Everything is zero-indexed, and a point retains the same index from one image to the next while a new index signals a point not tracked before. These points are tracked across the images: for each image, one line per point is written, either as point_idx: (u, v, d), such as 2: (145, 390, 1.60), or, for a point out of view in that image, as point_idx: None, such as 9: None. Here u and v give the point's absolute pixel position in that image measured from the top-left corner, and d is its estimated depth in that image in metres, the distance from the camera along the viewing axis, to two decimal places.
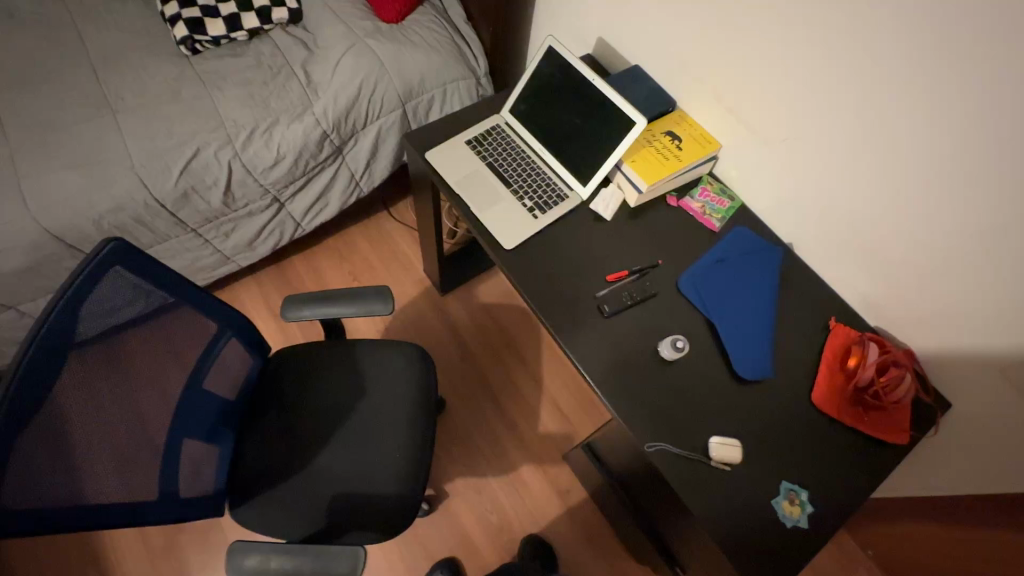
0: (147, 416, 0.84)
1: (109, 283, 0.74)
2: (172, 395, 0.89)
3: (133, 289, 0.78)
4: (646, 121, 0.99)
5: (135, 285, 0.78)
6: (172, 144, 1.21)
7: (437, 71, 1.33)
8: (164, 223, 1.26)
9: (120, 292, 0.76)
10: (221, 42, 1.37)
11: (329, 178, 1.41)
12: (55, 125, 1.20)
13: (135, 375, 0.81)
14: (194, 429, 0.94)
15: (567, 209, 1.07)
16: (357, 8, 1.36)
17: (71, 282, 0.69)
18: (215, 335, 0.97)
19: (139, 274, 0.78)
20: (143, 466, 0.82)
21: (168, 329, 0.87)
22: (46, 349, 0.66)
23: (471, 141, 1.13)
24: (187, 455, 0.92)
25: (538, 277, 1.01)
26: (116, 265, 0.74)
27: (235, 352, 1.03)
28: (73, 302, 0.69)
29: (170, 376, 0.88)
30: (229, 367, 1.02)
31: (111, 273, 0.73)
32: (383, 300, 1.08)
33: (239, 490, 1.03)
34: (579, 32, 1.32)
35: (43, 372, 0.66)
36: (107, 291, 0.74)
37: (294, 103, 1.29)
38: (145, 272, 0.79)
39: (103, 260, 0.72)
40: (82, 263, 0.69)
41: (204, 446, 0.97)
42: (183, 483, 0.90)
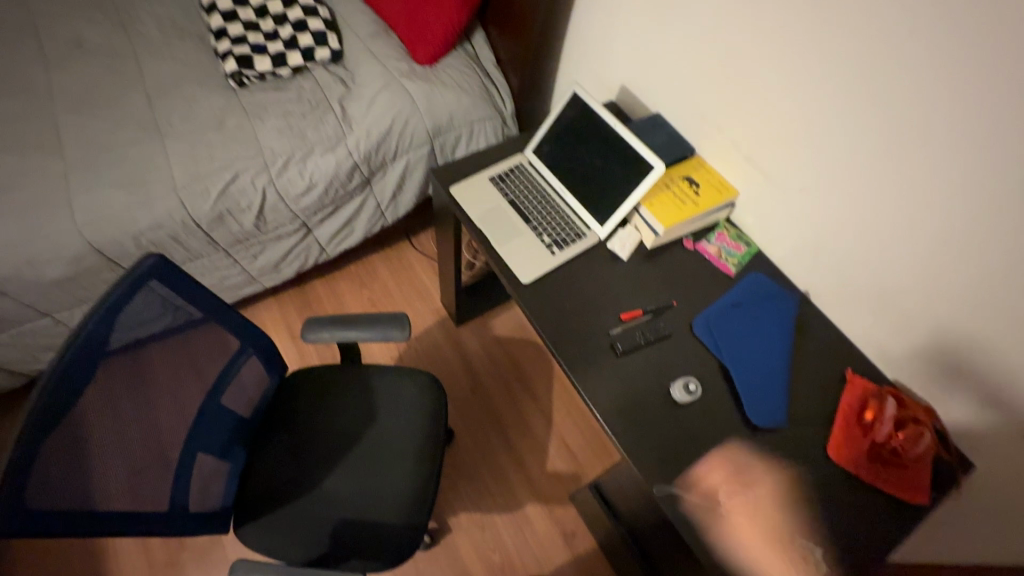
0: (163, 426, 0.86)
1: (144, 296, 0.78)
2: (190, 407, 0.91)
3: (165, 303, 0.82)
4: (665, 166, 1.02)
5: (167, 300, 0.82)
6: (213, 168, 1.28)
7: (466, 111, 1.40)
8: (197, 242, 1.32)
9: (153, 305, 0.80)
10: (266, 77, 1.46)
11: (356, 207, 1.47)
12: (109, 146, 1.28)
13: (157, 385, 0.84)
14: (207, 444, 0.96)
15: (585, 247, 1.10)
16: (394, 51, 1.44)
17: (111, 292, 0.73)
18: (236, 352, 1.00)
19: (172, 289, 0.82)
20: (156, 475, 0.84)
21: (193, 343, 0.90)
22: (80, 355, 0.69)
23: (494, 177, 1.17)
24: (199, 469, 0.94)
25: (552, 312, 1.02)
26: (152, 280, 0.78)
27: (254, 370, 1.06)
28: (109, 313, 0.73)
29: (190, 389, 0.91)
30: (247, 384, 1.05)
31: (147, 287, 0.78)
32: (399, 326, 1.10)
33: (245, 509, 1.03)
34: (603, 79, 1.38)
35: (75, 377, 0.69)
36: (142, 303, 0.78)
37: (330, 135, 1.36)
38: (177, 287, 0.83)
39: (142, 275, 0.76)
40: (122, 276, 0.74)
41: (215, 461, 0.98)
42: (192, 496, 0.91)
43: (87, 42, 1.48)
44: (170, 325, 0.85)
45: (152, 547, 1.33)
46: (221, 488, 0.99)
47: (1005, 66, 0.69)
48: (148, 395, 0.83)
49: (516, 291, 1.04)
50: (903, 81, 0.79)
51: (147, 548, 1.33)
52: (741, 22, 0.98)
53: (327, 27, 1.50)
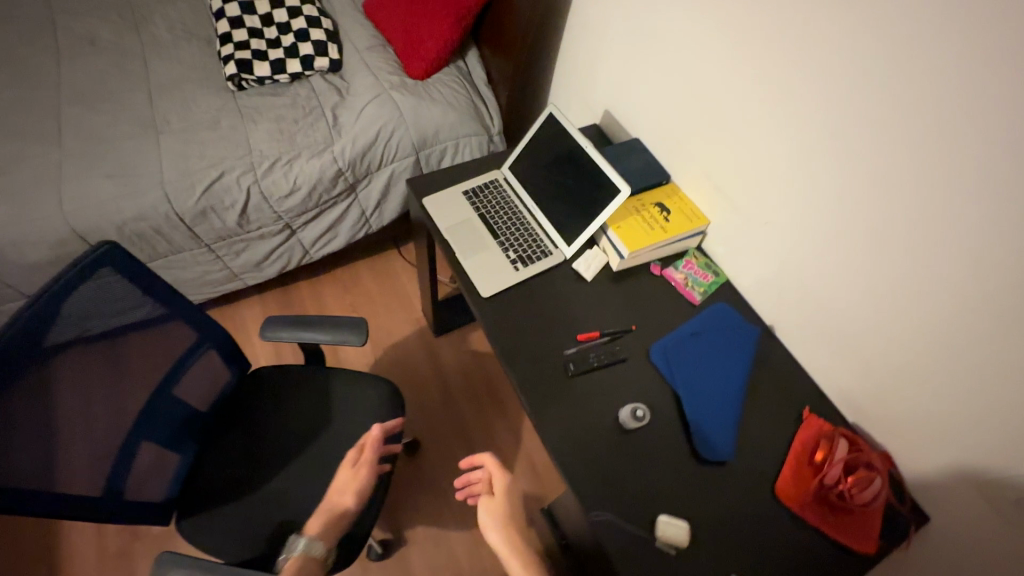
0: (110, 412, 0.88)
1: (98, 282, 0.80)
2: (138, 396, 0.92)
3: (120, 292, 0.84)
4: (631, 190, 1.03)
5: (123, 288, 0.84)
6: (202, 166, 1.32)
7: (452, 125, 1.43)
8: (180, 235, 1.35)
9: (106, 291, 0.82)
10: (264, 82, 1.51)
11: (340, 212, 1.49)
12: (106, 138, 1.33)
13: (103, 371, 0.85)
14: (154, 433, 0.96)
15: (549, 265, 1.10)
16: (389, 64, 1.48)
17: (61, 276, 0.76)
18: (194, 345, 1.01)
19: (127, 277, 0.84)
20: (93, 460, 0.85)
21: (149, 334, 0.92)
22: (23, 333, 0.71)
23: (468, 191, 1.19)
24: (142, 458, 0.94)
25: (509, 328, 1.02)
26: (106, 266, 0.81)
27: (211, 365, 1.07)
28: (57, 294, 0.75)
29: (139, 377, 0.92)
30: (202, 378, 1.06)
31: (100, 274, 0.80)
32: (357, 334, 1.11)
33: (189, 502, 1.03)
34: (588, 102, 1.40)
35: (15, 354, 0.71)
36: (95, 290, 0.80)
37: (318, 141, 1.39)
38: (133, 275, 0.85)
39: (95, 261, 0.79)
40: (73, 261, 0.76)
41: (161, 451, 0.99)
42: (129, 485, 0.91)
43: (98, 39, 1.55)
44: (125, 313, 0.86)
45: (105, 535, 1.33)
46: (166, 479, 1.00)
47: (960, 110, 0.69)
48: (96, 380, 0.84)
49: (476, 304, 1.04)
50: (864, 119, 0.79)
51: (100, 537, 1.33)
52: (714, 54, 1.00)
53: (327, 38, 1.55)
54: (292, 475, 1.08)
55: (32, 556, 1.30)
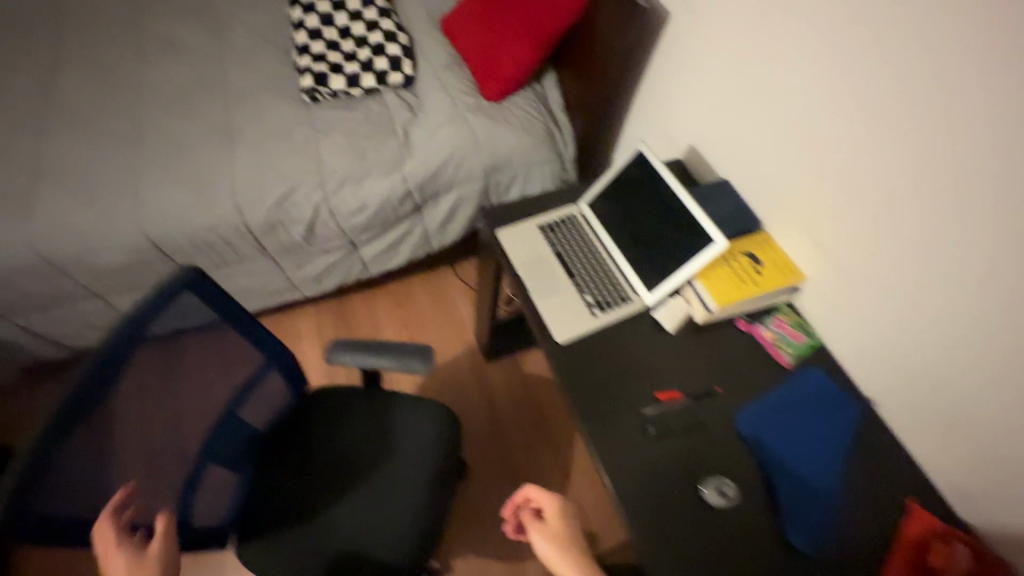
0: (179, 436, 0.85)
1: (179, 306, 0.78)
2: (206, 420, 0.90)
3: (197, 315, 0.82)
4: (728, 243, 0.96)
5: (200, 311, 0.82)
6: (274, 179, 1.31)
7: (526, 152, 1.38)
8: (247, 247, 1.34)
9: (184, 314, 0.79)
10: (338, 95, 1.50)
11: (404, 231, 1.47)
12: (183, 145, 1.34)
13: (177, 395, 0.83)
14: (220, 456, 0.94)
15: (628, 313, 1.03)
16: (464, 85, 1.45)
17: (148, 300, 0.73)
18: (261, 367, 0.98)
19: (204, 300, 0.82)
20: (163, 488, 0.82)
21: (219, 357, 0.89)
22: (108, 360, 0.69)
23: (545, 226, 1.14)
24: (207, 482, 0.92)
25: (584, 379, 0.96)
26: (187, 290, 0.78)
27: (275, 386, 1.03)
28: (142, 319, 0.72)
29: (208, 401, 0.89)
30: (266, 399, 1.03)
31: (182, 298, 0.78)
32: (422, 357, 1.04)
33: (245, 525, 1.01)
34: (671, 134, 1.32)
35: (99, 381, 0.68)
36: (176, 313, 0.78)
37: (388, 159, 1.37)
38: (210, 298, 0.83)
39: (178, 286, 0.76)
40: (159, 286, 0.74)
41: (226, 473, 0.97)
42: (195, 511, 0.89)
43: (181, 43, 1.57)
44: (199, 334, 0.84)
45: None
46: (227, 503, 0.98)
47: None
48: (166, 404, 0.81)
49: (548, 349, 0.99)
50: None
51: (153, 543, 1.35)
52: (826, 101, 0.91)
53: (404, 54, 1.53)
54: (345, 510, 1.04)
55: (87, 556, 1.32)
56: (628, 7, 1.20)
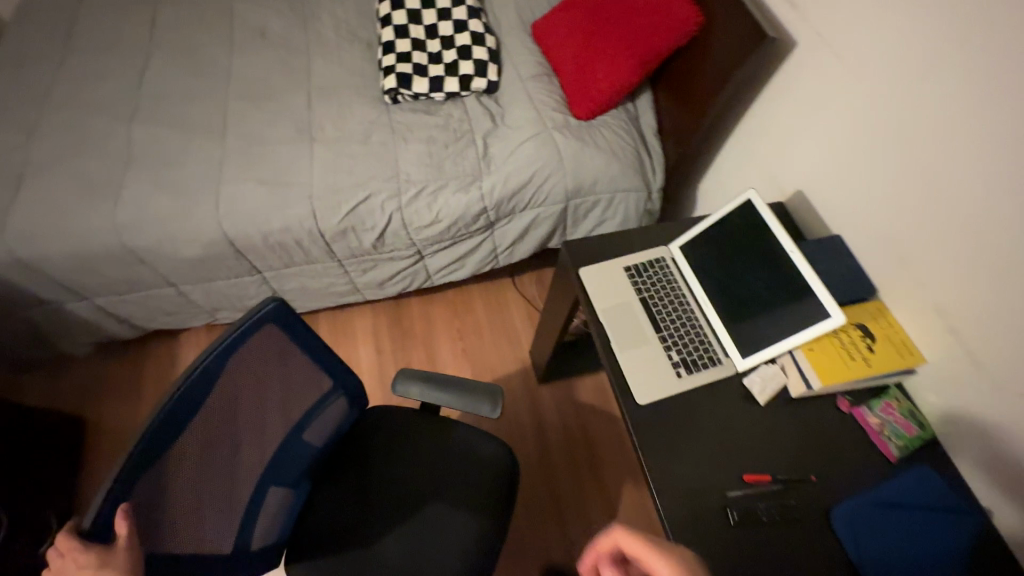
0: (246, 462, 0.84)
1: (259, 337, 0.78)
2: (272, 445, 0.89)
3: (274, 346, 0.82)
4: (843, 319, 0.84)
5: (277, 340, 0.82)
6: (350, 184, 1.28)
7: (612, 178, 1.29)
8: (317, 249, 1.33)
9: (264, 344, 0.79)
10: (419, 98, 1.45)
11: (473, 246, 1.42)
12: (265, 141, 1.33)
13: (250, 423, 0.83)
14: (280, 478, 0.94)
15: (716, 377, 0.95)
16: (552, 98, 1.37)
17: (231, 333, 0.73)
18: (326, 392, 0.98)
19: (282, 330, 0.82)
20: (229, 515, 0.82)
21: (290, 385, 0.88)
22: (195, 393, 0.69)
23: (630, 268, 1.06)
24: (268, 504, 0.92)
25: (664, 448, 0.88)
26: (269, 321, 0.78)
27: (336, 413, 1.03)
28: (227, 351, 0.72)
29: (276, 426, 0.89)
30: (329, 422, 1.02)
31: (263, 330, 0.78)
32: (491, 402, 1.02)
33: (298, 544, 1.01)
34: (775, 172, 1.20)
35: (182, 414, 0.67)
36: (257, 343, 0.78)
37: (466, 172, 1.31)
38: (287, 327, 0.83)
39: (260, 318, 0.77)
40: (244, 317, 0.74)
41: (285, 493, 0.96)
42: (254, 534, 0.89)
43: (267, 31, 1.55)
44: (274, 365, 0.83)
45: None
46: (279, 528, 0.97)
47: None
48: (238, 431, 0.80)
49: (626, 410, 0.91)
50: None
51: None
52: (986, 171, 0.78)
53: (489, 58, 1.46)
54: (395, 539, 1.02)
55: None
56: (748, 32, 1.08)
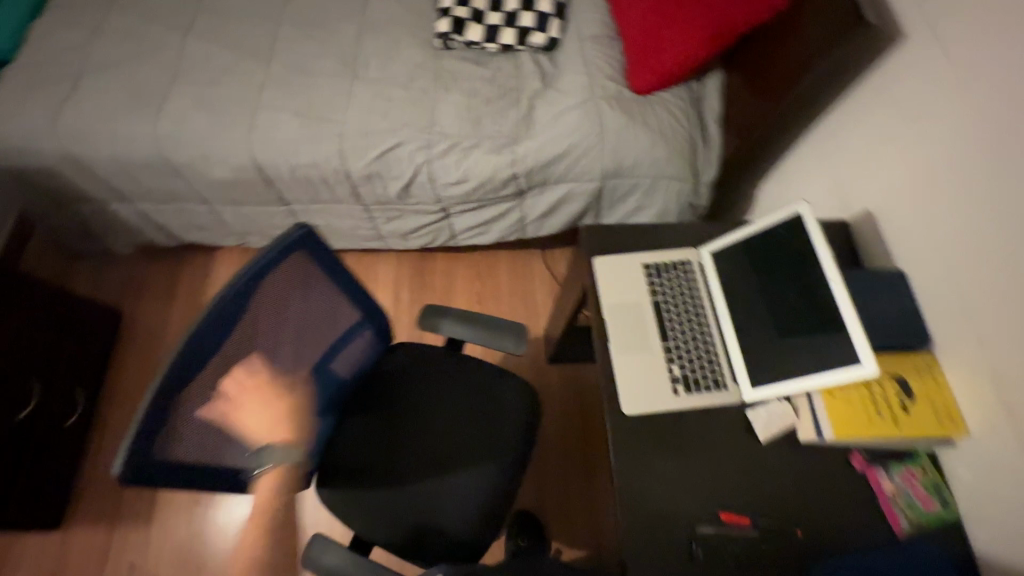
0: (274, 389, 0.86)
1: (288, 266, 0.78)
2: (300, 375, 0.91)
3: (301, 276, 0.81)
4: (877, 372, 0.73)
5: (306, 270, 0.81)
6: (383, 129, 1.24)
7: (656, 163, 1.17)
8: (342, 190, 1.31)
9: (293, 274, 0.79)
10: (471, 47, 1.36)
11: (500, 212, 1.36)
12: (307, 71, 1.30)
13: (279, 350, 0.83)
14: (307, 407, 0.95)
15: (716, 402, 0.86)
16: (610, 65, 1.25)
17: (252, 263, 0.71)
18: (352, 326, 0.97)
19: (310, 260, 0.81)
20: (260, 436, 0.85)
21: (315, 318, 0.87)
22: (225, 317, 0.69)
23: (650, 266, 0.96)
24: (297, 432, 0.94)
25: (639, 464, 0.82)
26: (296, 250, 0.78)
27: (359, 347, 1.02)
28: (255, 280, 0.72)
29: (305, 355, 0.90)
30: (352, 355, 1.01)
31: (285, 260, 0.76)
32: (516, 339, 1.00)
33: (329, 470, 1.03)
34: (844, 187, 1.04)
35: (207, 341, 0.67)
36: (287, 272, 0.78)
37: (502, 133, 1.23)
38: (315, 258, 0.82)
39: (287, 246, 0.76)
40: (272, 245, 0.73)
41: (313, 423, 0.98)
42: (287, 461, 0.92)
43: None
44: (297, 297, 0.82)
45: None
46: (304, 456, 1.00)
47: None
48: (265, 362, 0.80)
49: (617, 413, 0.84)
50: None
51: None
52: None
53: (553, 11, 1.34)
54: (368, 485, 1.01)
55: None
56: (843, 15, 0.92)
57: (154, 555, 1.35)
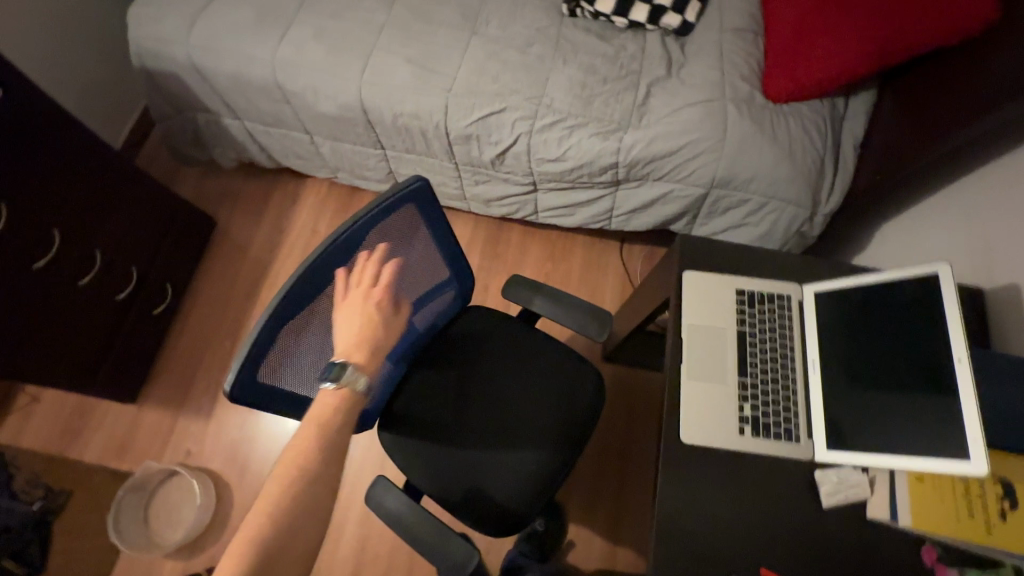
0: None
1: (401, 214, 0.79)
2: None
3: (410, 227, 0.82)
4: (986, 472, 0.63)
5: (415, 222, 0.82)
6: (491, 91, 1.21)
7: (774, 181, 1.07)
8: (438, 145, 1.30)
9: (403, 222, 0.80)
10: (599, 19, 1.28)
11: (591, 198, 1.31)
12: (427, 18, 1.28)
13: None
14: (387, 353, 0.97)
15: (784, 453, 0.80)
16: (745, 66, 1.15)
17: (375, 204, 0.74)
18: (444, 283, 0.98)
19: (421, 213, 0.82)
20: None
21: (397, 289, 0.83)
22: (335, 250, 0.72)
23: (745, 293, 0.89)
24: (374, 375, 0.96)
25: (687, 497, 0.78)
26: (411, 201, 0.78)
27: (442, 304, 1.03)
28: (369, 220, 0.74)
29: None
30: (436, 309, 1.02)
31: (403, 209, 0.78)
32: (599, 327, 0.95)
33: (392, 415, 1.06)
34: (992, 253, 0.90)
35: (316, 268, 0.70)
36: (398, 219, 0.79)
37: (612, 117, 1.17)
38: (427, 212, 0.82)
39: (404, 195, 0.76)
40: (390, 191, 0.74)
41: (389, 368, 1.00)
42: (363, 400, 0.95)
43: None
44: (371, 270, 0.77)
45: None
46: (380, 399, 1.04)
47: None
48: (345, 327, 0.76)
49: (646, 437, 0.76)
50: None
51: None
52: None
53: None
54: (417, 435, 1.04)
55: (228, 331, 1.60)
56: None
57: (209, 447, 1.48)
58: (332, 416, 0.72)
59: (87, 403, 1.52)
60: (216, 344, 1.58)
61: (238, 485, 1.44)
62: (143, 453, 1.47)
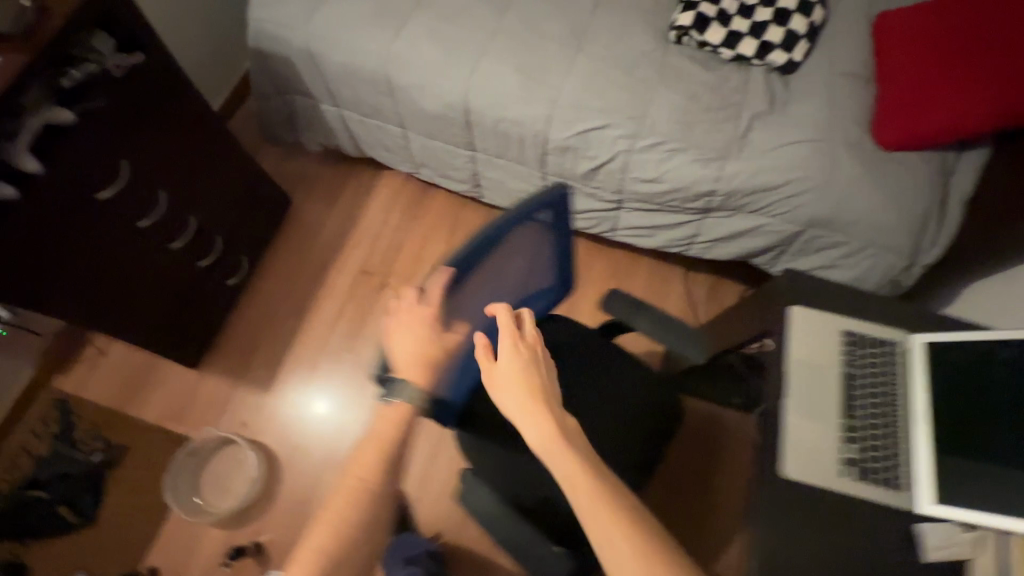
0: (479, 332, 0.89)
1: (534, 220, 0.80)
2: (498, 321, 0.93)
3: (538, 232, 0.83)
4: None
5: (545, 228, 0.83)
6: (594, 107, 1.24)
7: (876, 229, 1.08)
8: (532, 154, 1.33)
9: (534, 228, 0.81)
10: (704, 48, 1.29)
11: (676, 222, 1.32)
12: (537, 30, 1.30)
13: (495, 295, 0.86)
14: None
15: (885, 500, 0.79)
16: (853, 110, 1.16)
17: (524, 203, 0.76)
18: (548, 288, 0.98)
19: (552, 220, 0.83)
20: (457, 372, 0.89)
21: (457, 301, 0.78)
22: (478, 252, 0.74)
23: (851, 335, 0.89)
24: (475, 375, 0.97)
25: (784, 532, 0.78)
26: (547, 205, 0.79)
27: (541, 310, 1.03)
28: (510, 224, 0.75)
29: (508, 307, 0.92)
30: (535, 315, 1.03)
31: (539, 213, 0.79)
32: (695, 347, 1.01)
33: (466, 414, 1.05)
34: None
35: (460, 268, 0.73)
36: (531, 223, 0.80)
37: (713, 146, 1.18)
38: (558, 218, 0.83)
39: (543, 200, 0.78)
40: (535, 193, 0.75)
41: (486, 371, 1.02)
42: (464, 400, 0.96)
43: None
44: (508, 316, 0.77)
45: (337, 333, 1.60)
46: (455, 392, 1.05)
47: None
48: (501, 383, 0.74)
49: (632, 525, 0.64)
50: None
51: (333, 333, 1.60)
52: None
53: (805, 34, 1.24)
54: (495, 440, 1.04)
55: (292, 310, 1.62)
56: None
57: (263, 422, 1.50)
58: (390, 434, 0.74)
59: (151, 363, 1.54)
60: (279, 321, 1.61)
61: (289, 462, 1.45)
62: (200, 419, 1.49)
